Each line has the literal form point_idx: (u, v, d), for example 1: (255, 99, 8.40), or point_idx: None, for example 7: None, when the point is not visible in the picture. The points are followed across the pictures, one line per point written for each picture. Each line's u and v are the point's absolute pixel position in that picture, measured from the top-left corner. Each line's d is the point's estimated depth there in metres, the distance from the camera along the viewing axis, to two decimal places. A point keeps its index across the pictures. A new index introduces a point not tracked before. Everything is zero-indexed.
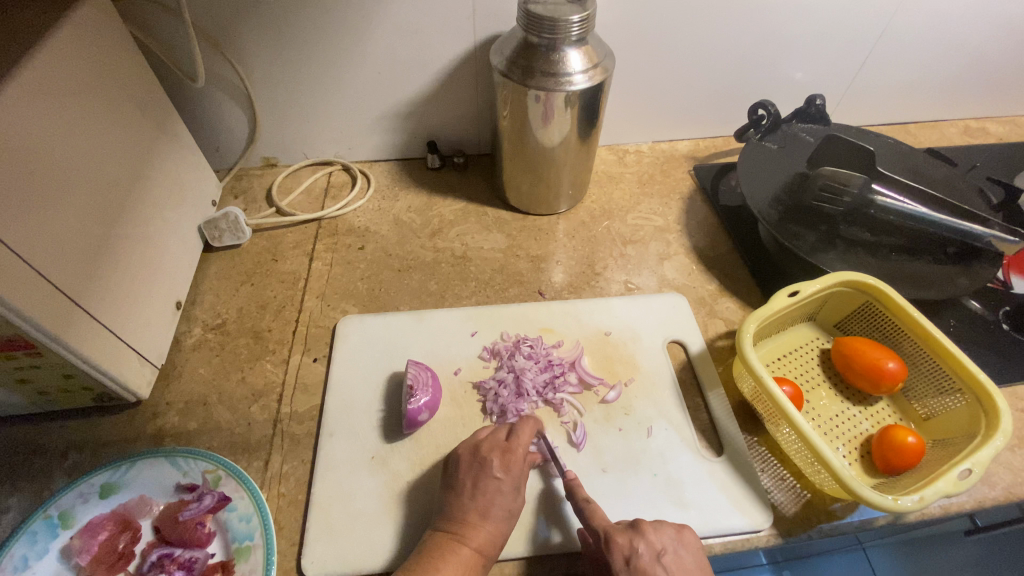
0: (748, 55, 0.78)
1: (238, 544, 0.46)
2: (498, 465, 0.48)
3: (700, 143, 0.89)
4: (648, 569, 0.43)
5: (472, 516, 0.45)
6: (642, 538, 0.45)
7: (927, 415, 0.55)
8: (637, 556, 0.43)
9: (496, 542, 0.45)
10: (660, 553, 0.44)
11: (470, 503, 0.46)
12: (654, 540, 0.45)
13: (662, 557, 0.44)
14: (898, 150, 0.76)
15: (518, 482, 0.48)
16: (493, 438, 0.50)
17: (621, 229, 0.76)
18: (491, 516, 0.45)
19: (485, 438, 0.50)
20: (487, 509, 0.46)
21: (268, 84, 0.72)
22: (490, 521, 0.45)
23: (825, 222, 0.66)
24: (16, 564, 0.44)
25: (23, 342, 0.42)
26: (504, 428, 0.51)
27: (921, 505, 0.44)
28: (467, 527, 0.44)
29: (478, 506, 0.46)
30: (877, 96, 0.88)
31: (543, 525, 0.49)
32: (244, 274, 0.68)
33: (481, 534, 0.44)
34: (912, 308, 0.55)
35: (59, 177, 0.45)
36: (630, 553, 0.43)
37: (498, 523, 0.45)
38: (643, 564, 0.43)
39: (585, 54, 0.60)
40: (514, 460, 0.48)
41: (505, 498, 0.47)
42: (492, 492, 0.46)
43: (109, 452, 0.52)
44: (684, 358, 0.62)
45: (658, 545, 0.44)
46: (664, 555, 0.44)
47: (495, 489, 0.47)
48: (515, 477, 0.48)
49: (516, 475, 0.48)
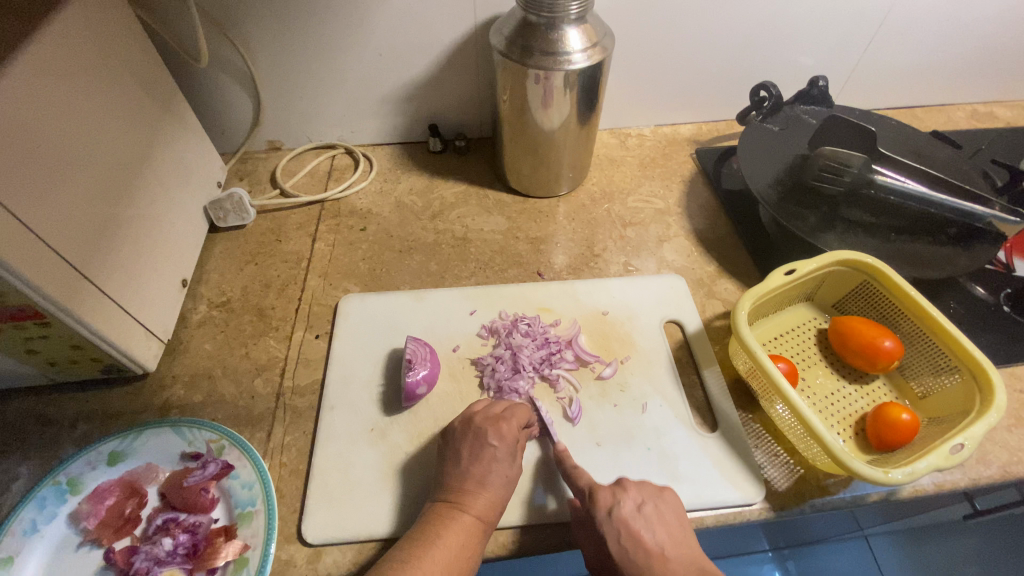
0: (751, 36, 0.78)
1: (240, 509, 0.48)
2: (492, 433, 0.48)
3: (703, 127, 0.89)
4: (629, 519, 0.45)
5: (471, 485, 0.46)
6: (624, 492, 0.46)
7: (923, 392, 0.55)
8: (620, 506, 0.45)
9: (496, 508, 0.46)
10: (641, 506, 0.46)
11: (466, 472, 0.46)
12: (635, 493, 0.47)
13: (642, 508, 0.46)
14: (901, 131, 0.75)
15: (514, 450, 0.48)
16: (484, 411, 0.50)
17: (621, 211, 0.76)
18: (490, 484, 0.46)
19: (479, 410, 0.51)
20: (485, 478, 0.46)
21: (272, 66, 0.72)
22: (490, 488, 0.46)
23: (825, 202, 0.66)
24: (25, 528, 0.46)
25: (33, 311, 0.44)
26: (499, 403, 0.52)
27: (912, 477, 0.44)
28: (466, 495, 0.45)
29: (477, 475, 0.46)
30: (882, 80, 0.87)
31: (539, 492, 0.50)
32: (248, 253, 0.70)
33: (480, 502, 0.45)
34: (910, 287, 0.55)
35: (67, 154, 0.46)
36: (613, 504, 0.45)
37: (497, 490, 0.46)
38: (624, 513, 0.45)
39: (585, 33, 0.60)
40: (508, 429, 0.49)
41: (501, 465, 0.47)
42: (488, 461, 0.47)
43: (117, 423, 0.54)
44: (681, 338, 0.62)
45: (639, 497, 0.46)
46: (645, 507, 0.46)
47: (491, 457, 0.47)
48: (510, 446, 0.48)
49: (511, 443, 0.48)
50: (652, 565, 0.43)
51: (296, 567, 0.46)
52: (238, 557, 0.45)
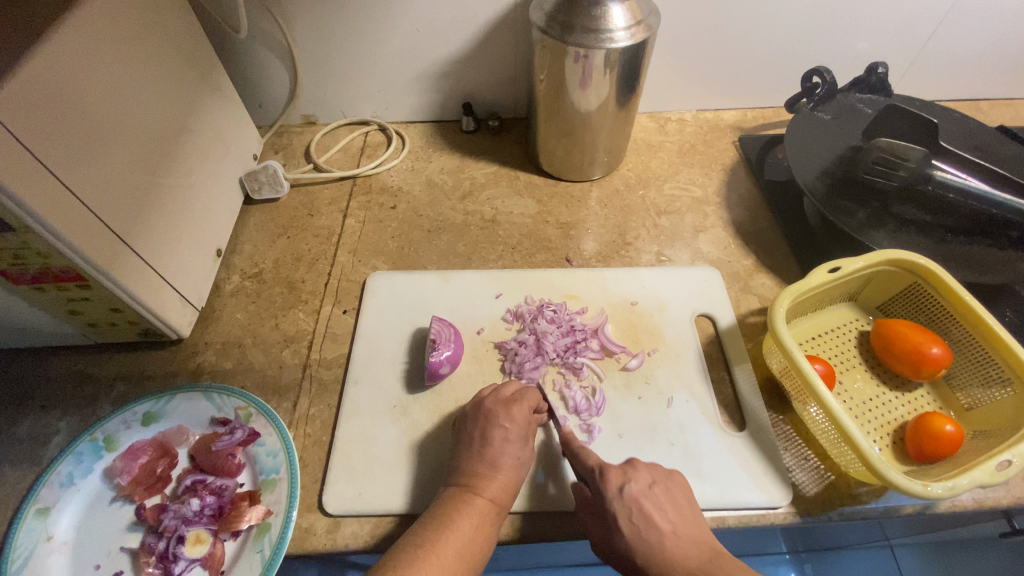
0: (806, 17, 0.73)
1: (265, 476, 0.49)
2: (504, 416, 0.48)
3: (748, 113, 0.85)
4: (640, 498, 0.44)
5: (484, 468, 0.45)
6: (633, 472, 0.46)
7: (969, 404, 0.52)
8: (631, 484, 0.45)
9: (509, 491, 0.45)
10: (651, 485, 0.45)
11: (478, 455, 0.46)
12: (645, 474, 0.46)
13: (653, 487, 0.45)
14: (965, 125, 0.70)
15: (526, 432, 0.48)
16: (495, 394, 0.50)
17: (656, 199, 0.74)
18: (502, 467, 0.46)
19: (487, 394, 0.51)
20: (497, 460, 0.46)
21: (310, 39, 0.72)
22: (502, 471, 0.46)
23: (876, 198, 0.63)
24: (62, 480, 0.48)
25: (75, 273, 0.45)
26: (509, 386, 0.52)
27: (953, 492, 0.41)
28: (479, 479, 0.45)
29: (489, 457, 0.46)
30: (949, 68, 0.81)
31: (539, 472, 0.50)
32: (281, 227, 0.71)
33: (493, 485, 0.45)
34: (964, 292, 0.52)
35: (111, 122, 0.47)
36: (623, 484, 0.45)
37: (510, 472, 0.46)
38: (635, 493, 0.44)
39: (629, 10, 0.57)
40: (518, 412, 0.49)
41: (513, 446, 0.47)
42: (500, 442, 0.47)
43: (152, 384, 0.56)
44: (712, 333, 0.60)
45: (649, 477, 0.46)
46: (655, 487, 0.45)
47: (503, 437, 0.47)
48: (522, 428, 0.48)
49: (522, 426, 0.48)
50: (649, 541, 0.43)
51: (317, 535, 0.47)
52: (261, 521, 0.47)
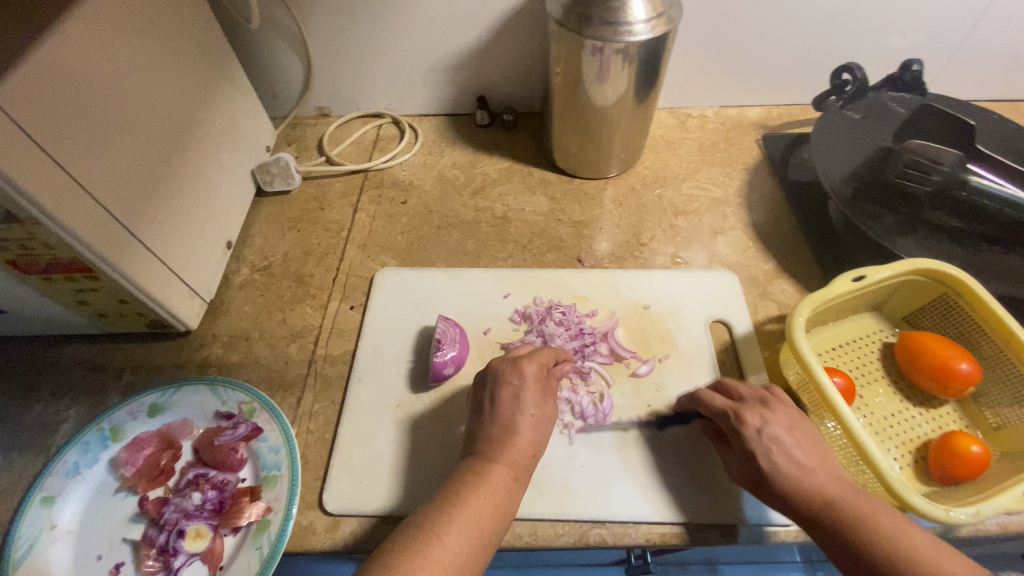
0: (838, 8, 0.69)
1: (266, 472, 0.49)
2: (511, 372, 0.47)
3: (773, 111, 0.82)
4: (781, 436, 0.42)
5: (500, 434, 0.44)
6: (770, 413, 0.44)
7: (998, 424, 0.49)
8: (770, 424, 0.43)
9: (529, 454, 0.44)
10: (792, 426, 0.43)
11: (494, 422, 0.45)
12: (783, 416, 0.44)
13: (793, 429, 0.43)
14: (1006, 127, 0.66)
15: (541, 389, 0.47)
16: (502, 355, 0.49)
17: (673, 198, 0.71)
18: (520, 430, 0.45)
19: (496, 360, 0.50)
20: (514, 423, 0.45)
21: (325, 30, 0.71)
22: (520, 436, 0.44)
23: (907, 203, 0.60)
24: (68, 469, 0.49)
25: (81, 264, 0.46)
26: (520, 352, 0.51)
27: (976, 519, 0.39)
28: (495, 446, 0.44)
29: (504, 421, 0.45)
30: (991, 66, 0.77)
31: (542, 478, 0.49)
32: (292, 220, 0.70)
33: (511, 450, 0.44)
34: (996, 304, 0.49)
35: (121, 112, 0.47)
36: (761, 424, 0.43)
37: (529, 437, 0.45)
38: (776, 435, 0.43)
39: (650, 2, 0.55)
40: (528, 367, 0.48)
41: (527, 405, 0.46)
42: (512, 401, 0.46)
43: (159, 375, 0.56)
44: (727, 340, 0.58)
45: (789, 420, 0.44)
46: (795, 428, 0.43)
47: (512, 395, 0.46)
48: (535, 386, 0.47)
49: (534, 380, 0.47)
50: (808, 485, 0.41)
51: (316, 534, 0.47)
52: (261, 519, 0.46)
